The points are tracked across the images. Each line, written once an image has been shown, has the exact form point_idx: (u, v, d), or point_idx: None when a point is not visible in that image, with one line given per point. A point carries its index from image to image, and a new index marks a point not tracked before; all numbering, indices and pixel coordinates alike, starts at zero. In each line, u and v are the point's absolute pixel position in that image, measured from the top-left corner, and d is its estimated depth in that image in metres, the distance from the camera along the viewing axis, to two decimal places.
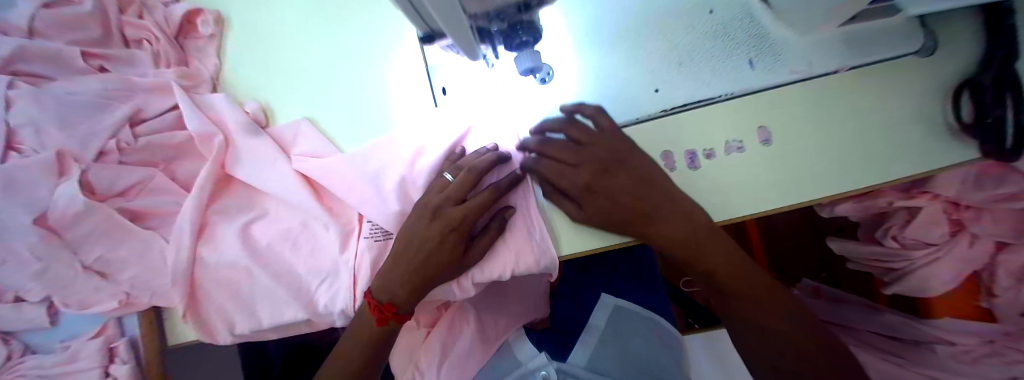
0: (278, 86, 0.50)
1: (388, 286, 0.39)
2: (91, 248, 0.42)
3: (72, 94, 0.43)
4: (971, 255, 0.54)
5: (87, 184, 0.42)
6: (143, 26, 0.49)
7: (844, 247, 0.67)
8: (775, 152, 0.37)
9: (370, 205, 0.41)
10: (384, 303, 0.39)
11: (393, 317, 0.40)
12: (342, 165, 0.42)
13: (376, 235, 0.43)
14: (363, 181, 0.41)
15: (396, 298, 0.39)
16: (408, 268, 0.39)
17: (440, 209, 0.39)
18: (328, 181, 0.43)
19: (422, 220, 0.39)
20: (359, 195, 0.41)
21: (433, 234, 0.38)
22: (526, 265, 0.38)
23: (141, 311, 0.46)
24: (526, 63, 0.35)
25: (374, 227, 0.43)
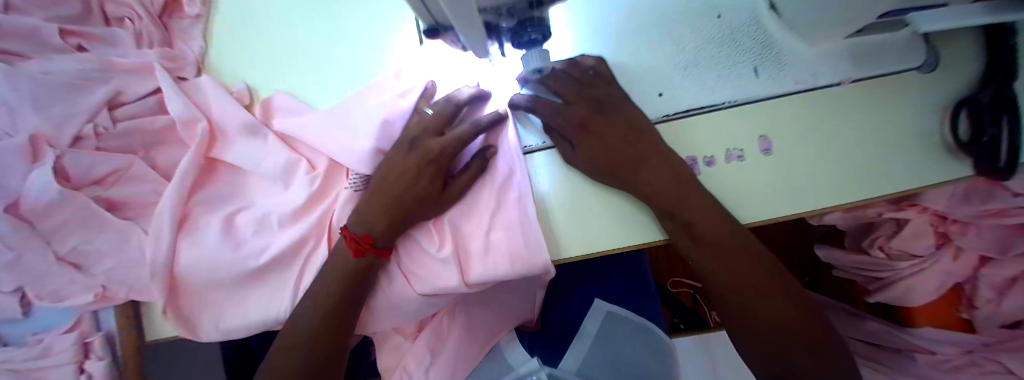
0: (266, 72, 0.49)
1: (365, 218, 0.39)
2: (66, 238, 0.40)
3: (47, 74, 0.41)
4: (955, 268, 0.55)
5: (61, 170, 0.40)
6: (125, 4, 0.47)
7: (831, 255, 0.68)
8: (774, 161, 0.37)
9: (348, 152, 0.40)
10: (361, 235, 0.38)
11: (372, 251, 0.39)
12: (319, 118, 0.41)
13: (358, 183, 0.42)
14: (340, 127, 0.40)
15: (373, 231, 0.39)
16: (385, 203, 0.38)
17: (418, 141, 0.39)
18: (302, 131, 0.41)
19: (400, 152, 0.40)
20: (336, 141, 0.40)
21: (412, 165, 0.39)
22: (514, 231, 0.37)
23: (118, 306, 0.44)
24: (535, 62, 0.36)
25: (355, 176, 0.43)
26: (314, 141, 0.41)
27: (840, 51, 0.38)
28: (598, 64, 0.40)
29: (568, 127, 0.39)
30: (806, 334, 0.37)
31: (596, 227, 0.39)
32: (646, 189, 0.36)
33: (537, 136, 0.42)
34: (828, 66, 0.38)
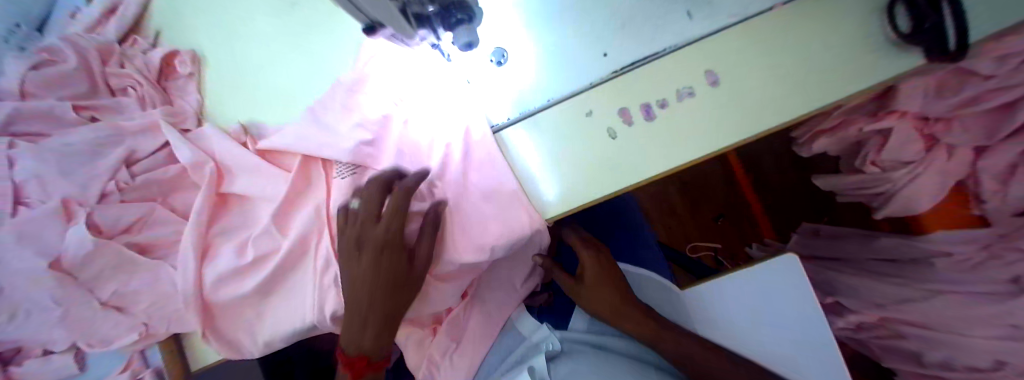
0: (255, 111, 0.54)
1: (355, 341, 0.47)
2: (107, 285, 0.45)
3: (68, 145, 0.46)
4: (953, 167, 0.54)
5: (95, 224, 0.45)
6: (126, 74, 0.53)
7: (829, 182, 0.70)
8: (722, 93, 0.39)
9: (336, 148, 0.46)
10: (354, 355, 0.48)
11: (369, 366, 0.49)
12: (307, 122, 0.48)
13: (344, 173, 0.47)
14: (319, 130, 0.47)
15: (364, 349, 0.47)
16: (368, 327, 0.45)
17: (376, 242, 0.42)
18: (290, 140, 0.47)
19: (366, 222, 0.42)
20: (320, 142, 0.46)
21: (371, 271, 0.43)
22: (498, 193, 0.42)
23: (162, 341, 0.49)
24: (463, 38, 0.35)
25: (343, 167, 0.47)
26: (304, 148, 0.47)
27: None
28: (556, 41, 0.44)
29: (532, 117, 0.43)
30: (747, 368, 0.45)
31: (567, 184, 0.42)
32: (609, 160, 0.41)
33: (504, 115, 0.44)
34: None
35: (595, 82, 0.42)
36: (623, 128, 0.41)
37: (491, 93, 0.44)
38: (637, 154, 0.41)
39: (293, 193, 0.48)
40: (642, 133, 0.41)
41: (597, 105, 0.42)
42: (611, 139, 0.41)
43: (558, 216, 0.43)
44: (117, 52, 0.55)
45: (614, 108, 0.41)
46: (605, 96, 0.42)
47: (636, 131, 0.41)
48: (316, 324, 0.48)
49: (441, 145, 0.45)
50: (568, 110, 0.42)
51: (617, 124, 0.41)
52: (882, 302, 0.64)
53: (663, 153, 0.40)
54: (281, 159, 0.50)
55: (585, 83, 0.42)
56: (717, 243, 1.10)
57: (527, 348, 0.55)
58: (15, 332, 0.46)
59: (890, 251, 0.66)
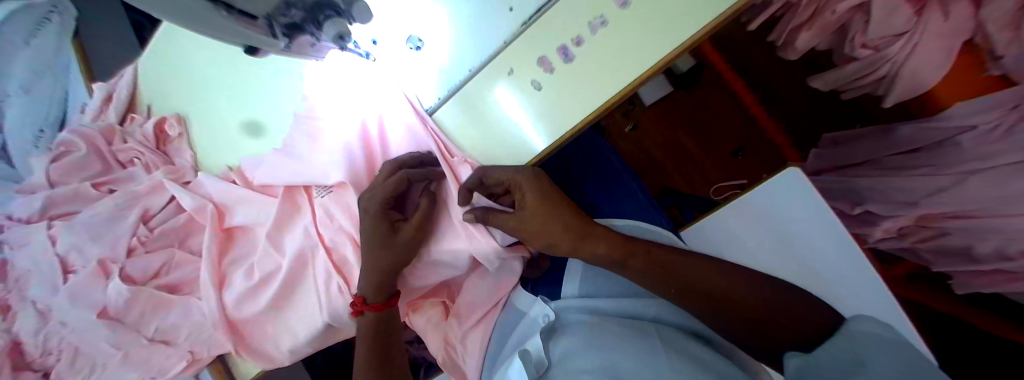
0: (235, 151, 0.58)
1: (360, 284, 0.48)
2: (149, 323, 0.53)
3: (93, 215, 0.54)
4: (950, 29, 0.42)
5: (127, 276, 0.52)
6: (129, 148, 0.60)
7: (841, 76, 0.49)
8: (633, 12, 0.37)
9: (314, 175, 0.49)
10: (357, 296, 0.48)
11: (368, 307, 0.48)
12: (278, 157, 0.50)
13: (323, 192, 0.49)
14: (288, 160, 0.50)
15: (367, 291, 0.48)
16: (376, 276, 0.47)
17: (370, 204, 0.45)
18: (269, 174, 0.51)
19: (369, 192, 0.46)
20: (293, 170, 0.50)
21: (373, 226, 0.45)
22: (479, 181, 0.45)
23: (210, 364, 0.56)
24: (333, 32, 0.35)
25: (321, 190, 0.50)
26: (285, 179, 0.50)
27: None
28: (467, 9, 0.44)
29: (467, 91, 0.45)
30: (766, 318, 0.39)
31: (506, 144, 0.44)
32: (543, 113, 0.42)
33: (434, 96, 0.47)
34: None
35: (508, 40, 0.43)
36: (545, 77, 0.41)
37: (420, 76, 0.47)
38: (563, 99, 0.41)
39: (282, 217, 0.52)
40: (562, 76, 0.41)
41: (517, 60, 0.42)
42: (538, 91, 0.42)
43: None
44: (118, 130, 0.62)
45: (532, 59, 0.42)
46: (522, 50, 0.42)
47: (558, 77, 0.41)
48: (330, 322, 0.52)
49: (401, 130, 0.48)
50: (491, 73, 0.43)
51: (539, 75, 0.42)
52: None
53: (591, 92, 0.40)
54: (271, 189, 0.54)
55: (500, 43, 0.43)
56: (743, 179, 0.63)
57: (525, 324, 0.53)
58: None
59: None
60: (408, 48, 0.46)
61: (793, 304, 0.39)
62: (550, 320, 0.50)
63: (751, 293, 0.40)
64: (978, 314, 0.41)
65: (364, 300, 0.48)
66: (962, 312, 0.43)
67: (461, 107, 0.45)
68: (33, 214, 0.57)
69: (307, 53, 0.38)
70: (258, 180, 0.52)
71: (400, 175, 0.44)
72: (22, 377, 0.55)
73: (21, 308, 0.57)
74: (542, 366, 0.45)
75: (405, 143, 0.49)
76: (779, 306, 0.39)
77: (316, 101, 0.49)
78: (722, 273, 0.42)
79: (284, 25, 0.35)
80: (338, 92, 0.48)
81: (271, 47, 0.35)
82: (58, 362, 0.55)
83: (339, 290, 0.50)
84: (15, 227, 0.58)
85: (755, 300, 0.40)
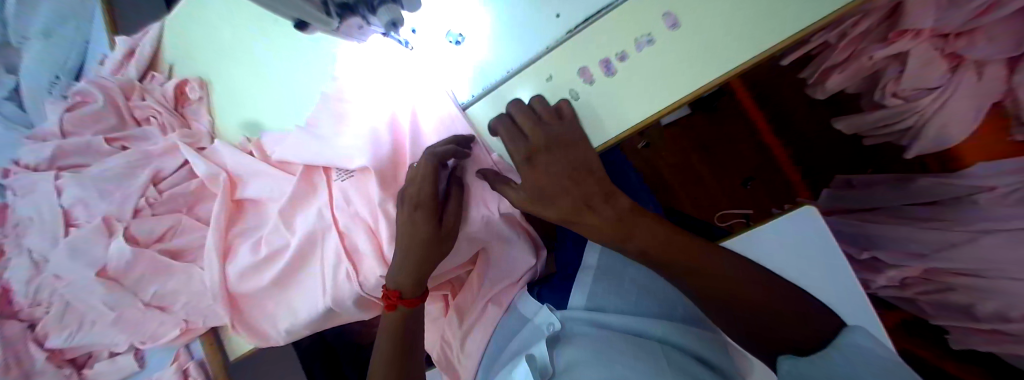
0: (254, 123, 0.57)
1: (393, 277, 0.46)
2: (147, 287, 0.51)
3: (104, 170, 0.53)
4: (984, 89, 0.43)
5: (131, 236, 0.51)
6: (147, 106, 0.60)
7: (855, 123, 0.53)
8: (681, 35, 0.37)
9: (335, 157, 0.48)
10: (390, 290, 0.47)
11: (401, 301, 0.47)
12: (301, 133, 0.49)
13: (343, 177, 0.48)
14: (311, 139, 0.49)
15: (401, 285, 0.47)
16: (414, 269, 0.45)
17: (406, 191, 0.44)
18: (287, 150, 0.50)
19: (409, 182, 0.44)
20: (314, 151, 0.49)
21: (412, 217, 0.44)
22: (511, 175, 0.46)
23: (203, 335, 0.55)
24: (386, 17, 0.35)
25: (340, 173, 0.49)
26: (305, 158, 0.49)
27: None
28: (514, 10, 0.43)
29: (501, 92, 0.44)
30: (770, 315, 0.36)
31: None
32: (576, 123, 0.42)
33: (468, 93, 0.46)
34: None
35: (551, 45, 0.42)
36: (585, 88, 0.41)
37: (456, 71, 0.46)
38: (599, 113, 0.41)
39: (298, 196, 0.51)
40: (601, 89, 0.41)
41: (557, 66, 0.42)
42: (575, 101, 0.42)
43: None
44: (138, 87, 0.61)
45: (573, 69, 0.41)
46: (566, 57, 0.42)
47: (598, 89, 0.41)
48: (333, 307, 0.51)
49: (434, 123, 0.48)
50: (529, 76, 0.43)
51: (578, 85, 0.41)
52: None
53: (628, 108, 0.40)
54: (287, 165, 0.53)
55: (542, 48, 0.43)
56: (749, 210, 0.69)
57: (529, 330, 0.52)
58: (82, 339, 0.53)
59: None
60: (447, 41, 0.46)
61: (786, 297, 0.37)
62: (556, 330, 0.49)
63: (732, 268, 0.38)
64: (963, 369, 0.45)
65: (399, 294, 0.47)
66: (945, 364, 0.46)
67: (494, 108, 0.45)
68: (41, 162, 0.56)
69: (351, 33, 0.37)
70: (276, 156, 0.52)
71: (431, 161, 0.42)
72: (7, 326, 0.54)
73: (16, 256, 0.55)
74: (547, 372, 0.44)
75: (434, 135, 0.48)
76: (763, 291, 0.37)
77: (348, 83, 0.48)
78: (706, 253, 0.38)
79: (337, 4, 0.34)
80: (372, 77, 0.48)
81: (320, 24, 0.33)
82: (47, 314, 0.54)
83: (346, 277, 0.50)
84: (18, 173, 0.56)
85: (736, 278, 0.37)
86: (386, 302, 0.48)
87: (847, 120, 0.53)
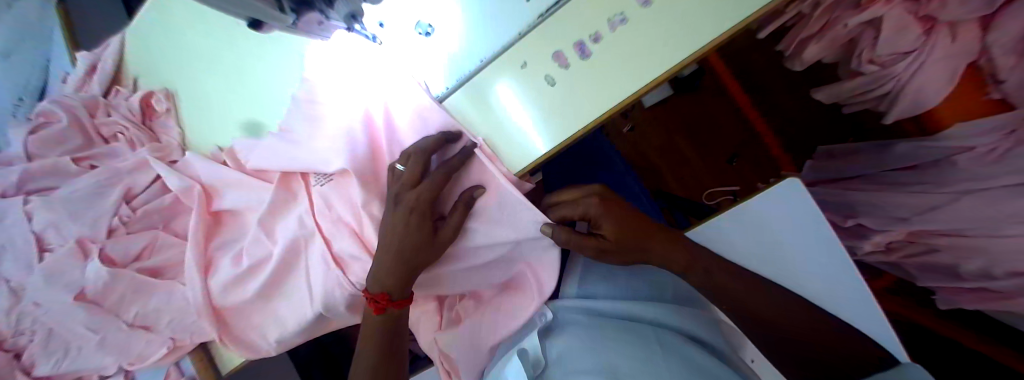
0: (226, 131, 0.56)
1: (379, 278, 0.45)
2: (129, 307, 0.50)
3: (75, 191, 0.52)
4: (957, 49, 0.47)
5: (108, 257, 0.50)
6: (114, 122, 0.58)
7: (834, 92, 0.62)
8: (653, 13, 0.36)
9: (310, 160, 0.47)
10: (379, 293, 0.46)
11: (391, 304, 0.46)
12: (275, 139, 0.48)
13: (321, 180, 0.48)
14: (286, 144, 0.48)
15: (388, 287, 0.46)
16: (397, 265, 0.44)
17: (400, 196, 0.44)
18: (264, 157, 0.49)
19: (398, 187, 0.44)
20: (290, 156, 0.48)
21: (402, 222, 0.43)
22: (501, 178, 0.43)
23: (192, 352, 0.54)
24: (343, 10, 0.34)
25: (319, 176, 0.48)
26: (282, 164, 0.48)
27: None
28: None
29: (474, 83, 0.44)
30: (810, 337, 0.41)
31: (514, 140, 0.43)
32: (554, 111, 0.41)
33: (442, 85, 0.46)
34: None
35: (523, 32, 0.41)
36: (560, 73, 0.40)
37: (428, 64, 0.46)
38: (576, 97, 0.40)
39: (277, 203, 0.50)
40: (576, 73, 0.40)
41: (530, 53, 0.41)
42: (550, 86, 0.41)
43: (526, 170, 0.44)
44: (102, 103, 0.59)
45: (547, 54, 0.40)
46: (538, 42, 0.41)
47: (573, 73, 0.40)
48: (323, 313, 0.50)
49: (408, 118, 0.46)
50: (502, 65, 0.42)
51: (553, 70, 0.41)
52: (902, 215, 0.56)
53: (605, 90, 0.39)
54: (264, 174, 0.52)
55: (514, 35, 0.42)
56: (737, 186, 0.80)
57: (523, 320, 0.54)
58: (70, 365, 0.52)
59: (906, 158, 0.58)
60: (417, 33, 0.45)
61: (812, 321, 0.41)
62: (549, 321, 0.50)
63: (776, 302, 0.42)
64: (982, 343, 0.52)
65: (388, 296, 0.46)
66: (967, 339, 0.53)
67: (473, 101, 0.44)
68: (8, 188, 0.54)
69: (305, 28, 0.36)
70: (252, 164, 0.51)
71: (439, 176, 0.42)
72: None
73: None
74: (538, 366, 0.44)
75: (409, 131, 0.47)
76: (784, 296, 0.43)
77: (319, 83, 0.47)
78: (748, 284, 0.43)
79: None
80: (342, 76, 0.47)
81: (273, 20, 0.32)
82: (30, 344, 0.53)
83: (336, 282, 0.49)
84: None
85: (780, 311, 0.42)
86: (373, 305, 0.46)
87: (826, 91, 0.64)
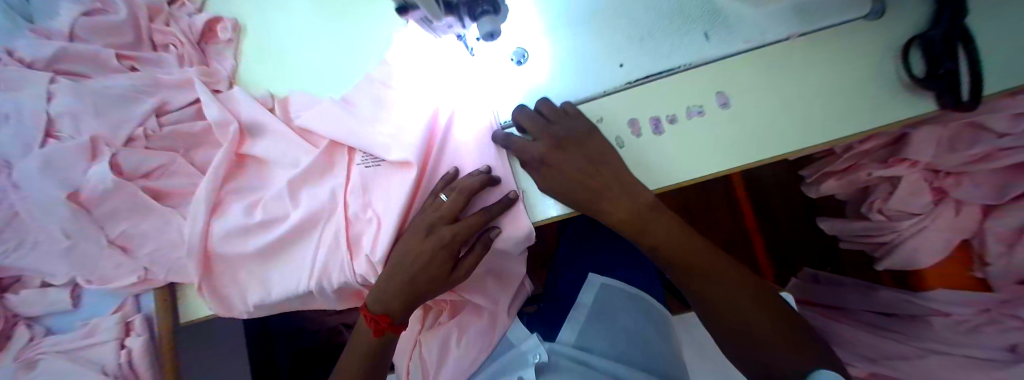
0: (285, 81, 0.55)
1: (383, 300, 0.47)
2: (118, 223, 0.47)
3: (107, 88, 0.49)
4: (959, 223, 0.54)
5: (116, 165, 0.47)
6: (170, 33, 0.56)
7: (834, 226, 0.68)
8: (732, 115, 0.40)
9: (361, 135, 0.46)
10: (379, 314, 0.48)
11: (388, 328, 0.49)
12: (335, 106, 0.48)
13: (368, 162, 0.48)
14: (345, 115, 0.48)
15: (390, 309, 0.48)
16: (401, 288, 0.47)
17: (435, 227, 0.46)
18: (314, 119, 0.48)
19: (427, 211, 0.46)
20: (342, 128, 0.47)
21: (425, 250, 0.45)
22: (517, 237, 0.44)
23: (158, 288, 0.50)
24: (486, 27, 0.33)
25: (366, 156, 0.48)
26: (333, 132, 0.47)
27: (787, 10, 0.40)
28: (580, 48, 0.45)
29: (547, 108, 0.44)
30: (764, 326, 0.41)
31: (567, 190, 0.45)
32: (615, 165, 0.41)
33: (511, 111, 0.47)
34: (775, 24, 0.40)
35: (607, 91, 0.44)
36: (630, 139, 0.43)
37: (508, 89, 0.47)
38: (638, 165, 0.43)
39: (315, 166, 0.49)
40: (646, 144, 0.42)
41: (606, 113, 0.44)
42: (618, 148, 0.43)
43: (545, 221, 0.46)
44: (166, 11, 0.57)
45: (623, 119, 0.43)
46: (617, 106, 0.44)
47: (643, 143, 0.43)
48: (313, 290, 0.47)
49: (472, 133, 0.47)
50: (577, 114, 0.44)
51: (625, 134, 0.43)
52: (873, 356, 0.60)
53: (663, 167, 0.42)
54: (309, 136, 0.51)
55: (599, 92, 0.44)
56: None
57: (514, 355, 0.53)
58: (20, 261, 0.47)
59: (888, 305, 0.63)
60: (510, 60, 0.46)
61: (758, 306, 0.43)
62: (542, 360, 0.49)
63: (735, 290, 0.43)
64: None
65: (391, 320, 0.48)
66: None
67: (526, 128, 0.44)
68: (38, 60, 0.50)
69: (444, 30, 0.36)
70: (303, 124, 0.49)
71: (478, 218, 0.44)
72: None
73: None
74: None
75: (467, 148, 0.47)
76: (765, 298, 0.44)
77: (397, 70, 0.48)
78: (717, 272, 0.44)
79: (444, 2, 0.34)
80: (423, 73, 0.48)
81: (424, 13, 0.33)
82: None
83: (342, 264, 0.47)
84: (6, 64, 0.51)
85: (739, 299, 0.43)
86: (374, 326, 0.49)
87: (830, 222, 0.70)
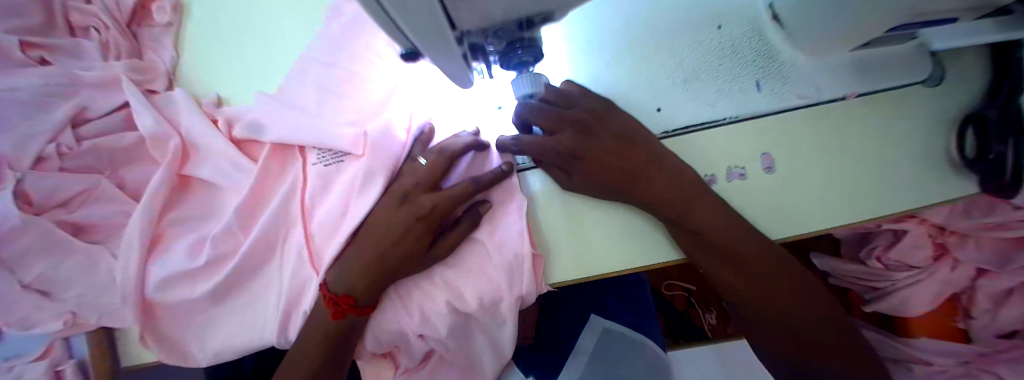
0: (240, 79, 0.47)
1: (344, 277, 0.38)
2: (30, 266, 0.38)
3: (9, 91, 0.39)
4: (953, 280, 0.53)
5: (25, 194, 0.38)
6: (91, 12, 0.45)
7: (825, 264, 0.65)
8: (775, 181, 0.36)
9: (321, 133, 0.39)
10: (340, 294, 0.37)
11: (351, 311, 0.37)
12: (295, 115, 0.41)
13: (326, 159, 0.39)
14: (308, 119, 0.40)
15: (353, 290, 0.37)
16: (365, 261, 0.38)
17: (411, 195, 0.38)
18: (269, 126, 0.40)
19: (405, 175, 0.39)
20: (294, 127, 0.39)
21: (400, 221, 0.38)
22: (513, 266, 0.35)
23: (91, 331, 0.42)
24: (525, 87, 0.32)
25: (324, 153, 0.40)
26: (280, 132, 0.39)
27: (846, 66, 0.37)
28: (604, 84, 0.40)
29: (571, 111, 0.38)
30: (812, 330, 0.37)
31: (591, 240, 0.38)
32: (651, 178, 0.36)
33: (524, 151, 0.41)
34: (832, 81, 0.37)
35: None
36: None
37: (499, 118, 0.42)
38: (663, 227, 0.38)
39: (267, 181, 0.41)
40: None
41: None
42: None
43: (563, 283, 0.38)
44: None
45: None
46: None
47: None
48: (277, 341, 0.40)
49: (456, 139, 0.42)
50: None
51: None
52: None
53: None
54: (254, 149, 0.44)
55: None
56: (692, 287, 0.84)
57: None
58: None
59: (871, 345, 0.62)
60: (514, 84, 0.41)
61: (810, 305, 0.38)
62: None
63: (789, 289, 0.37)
64: None
65: (353, 302, 0.37)
66: None
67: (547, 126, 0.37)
68: None
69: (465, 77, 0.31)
70: (261, 136, 0.41)
71: (465, 182, 0.37)
72: None
73: None
74: None
75: None
76: (813, 292, 0.38)
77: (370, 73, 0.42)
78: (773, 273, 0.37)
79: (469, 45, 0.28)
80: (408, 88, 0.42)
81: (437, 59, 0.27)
82: None
83: (303, 286, 0.40)
84: None
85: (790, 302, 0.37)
86: (332, 309, 0.37)
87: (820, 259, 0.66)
